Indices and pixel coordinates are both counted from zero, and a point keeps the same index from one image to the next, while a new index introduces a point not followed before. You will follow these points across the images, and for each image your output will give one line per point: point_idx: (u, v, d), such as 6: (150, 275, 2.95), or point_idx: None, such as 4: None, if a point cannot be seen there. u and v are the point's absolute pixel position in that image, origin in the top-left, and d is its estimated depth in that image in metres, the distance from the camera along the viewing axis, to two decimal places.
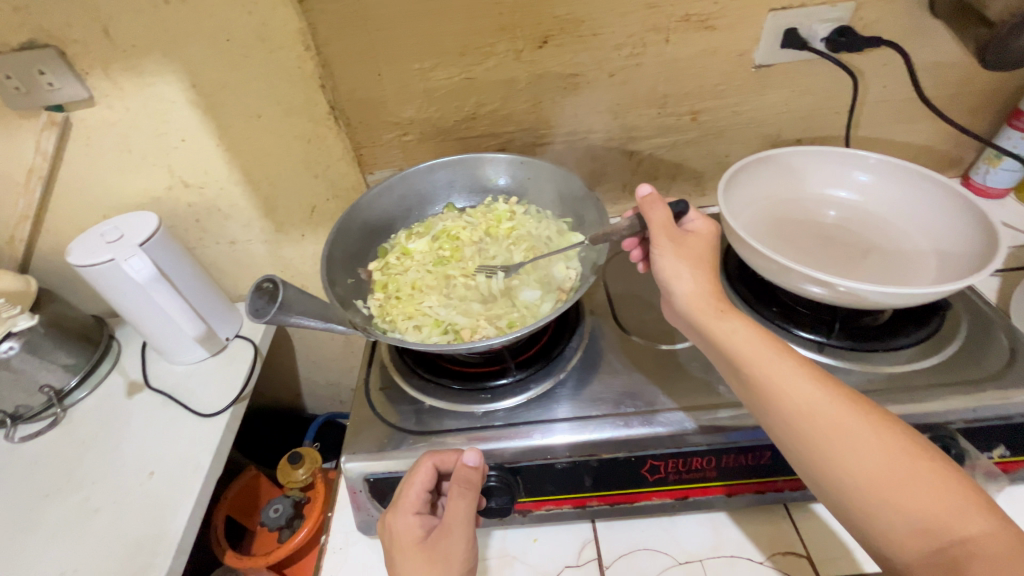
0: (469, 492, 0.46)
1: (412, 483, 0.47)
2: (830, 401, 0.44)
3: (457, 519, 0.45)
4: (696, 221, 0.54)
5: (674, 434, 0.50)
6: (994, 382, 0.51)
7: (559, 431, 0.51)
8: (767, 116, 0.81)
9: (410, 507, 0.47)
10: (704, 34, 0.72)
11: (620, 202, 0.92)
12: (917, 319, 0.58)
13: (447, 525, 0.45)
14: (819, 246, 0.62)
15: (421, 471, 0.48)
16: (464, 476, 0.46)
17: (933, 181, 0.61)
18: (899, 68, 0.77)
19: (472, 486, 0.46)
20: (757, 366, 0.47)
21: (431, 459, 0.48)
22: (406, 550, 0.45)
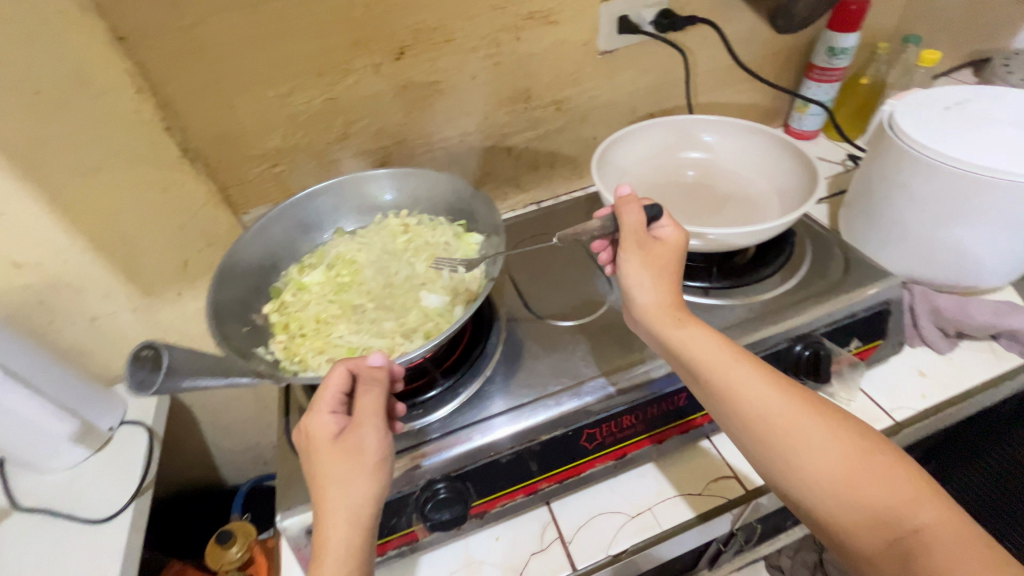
0: (377, 388, 0.45)
1: (322, 384, 0.46)
2: (789, 407, 0.46)
3: (365, 415, 0.44)
4: (668, 228, 0.54)
5: (604, 398, 0.54)
6: (839, 288, 0.61)
7: (494, 429, 0.52)
8: (620, 97, 0.89)
9: (326, 407, 0.45)
10: (549, 29, 0.77)
11: (509, 197, 0.95)
12: (773, 251, 0.67)
13: (356, 422, 0.44)
14: (686, 203, 0.70)
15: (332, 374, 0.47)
16: (370, 375, 0.45)
17: (762, 131, 0.71)
18: (716, 41, 0.88)
19: (379, 383, 0.46)
20: (721, 377, 0.49)
21: (341, 361, 0.47)
22: (320, 446, 0.44)
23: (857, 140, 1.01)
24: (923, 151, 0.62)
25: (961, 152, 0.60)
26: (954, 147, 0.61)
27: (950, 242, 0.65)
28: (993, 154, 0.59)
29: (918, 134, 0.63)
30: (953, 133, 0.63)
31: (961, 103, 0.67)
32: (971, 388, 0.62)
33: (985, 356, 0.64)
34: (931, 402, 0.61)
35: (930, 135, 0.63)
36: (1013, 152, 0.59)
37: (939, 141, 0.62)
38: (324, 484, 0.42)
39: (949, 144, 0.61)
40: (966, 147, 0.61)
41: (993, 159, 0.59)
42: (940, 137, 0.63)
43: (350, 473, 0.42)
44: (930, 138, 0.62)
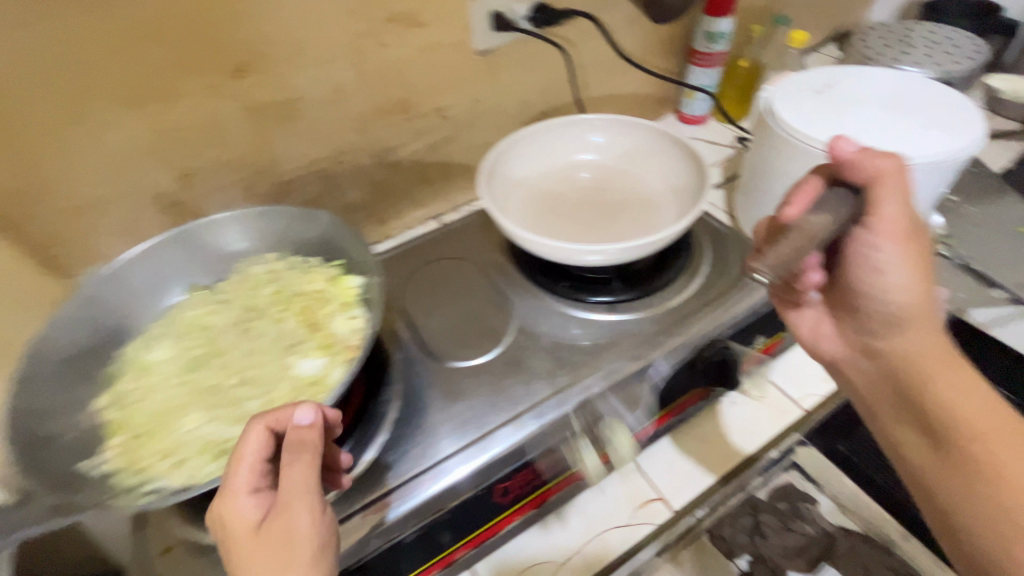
0: (304, 455, 0.37)
1: (240, 456, 0.38)
2: (988, 409, 0.42)
3: (293, 491, 0.36)
4: (896, 209, 0.47)
5: (544, 430, 0.50)
6: (739, 287, 0.60)
7: (452, 470, 0.47)
8: (506, 97, 0.84)
9: (241, 489, 0.37)
10: (417, 32, 0.69)
11: (404, 215, 0.87)
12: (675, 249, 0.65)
13: (284, 501, 0.36)
14: (583, 212, 0.66)
15: (252, 436, 0.38)
16: (291, 440, 0.37)
17: (647, 127, 0.69)
18: (598, 32, 0.85)
19: (307, 448, 0.37)
20: (928, 383, 0.46)
21: (260, 421, 0.39)
22: (239, 541, 0.36)
23: (743, 120, 1.03)
24: (801, 138, 0.62)
25: (836, 139, 0.61)
26: (829, 134, 0.62)
27: None
28: (864, 138, 0.61)
29: (796, 122, 0.64)
30: (827, 117, 0.64)
31: (831, 83, 0.69)
32: None
33: None
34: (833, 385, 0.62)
35: (807, 122, 0.64)
36: (880, 134, 0.61)
37: (816, 128, 0.63)
38: None
39: (825, 131, 0.62)
40: (839, 133, 0.62)
41: (864, 143, 0.60)
42: (816, 124, 0.63)
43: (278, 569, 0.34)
44: (807, 125, 0.63)
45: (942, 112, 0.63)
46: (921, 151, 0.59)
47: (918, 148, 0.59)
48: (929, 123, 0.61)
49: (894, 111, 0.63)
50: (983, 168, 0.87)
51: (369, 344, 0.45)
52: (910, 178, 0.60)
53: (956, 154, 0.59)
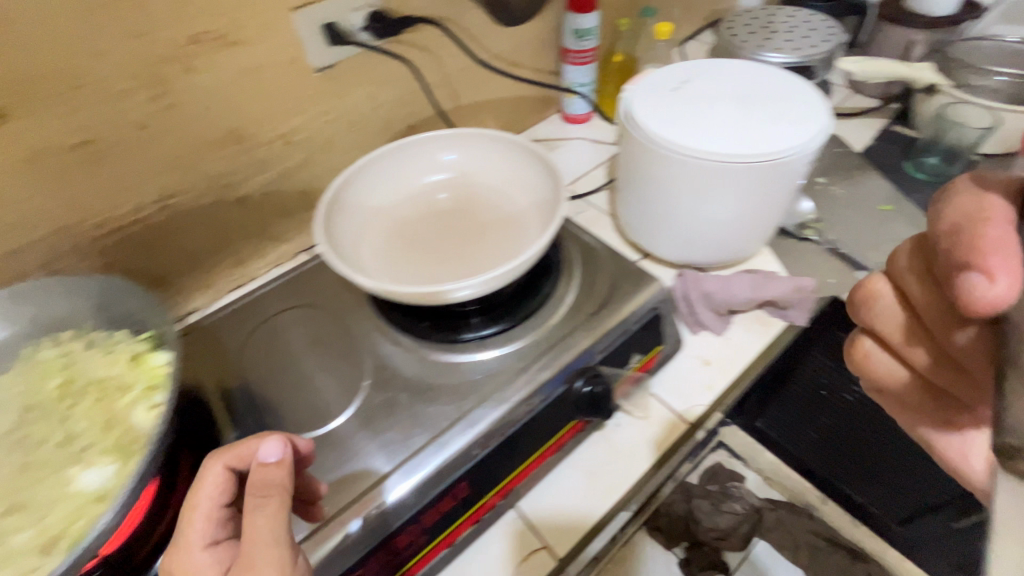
0: (270, 497, 0.39)
1: (194, 504, 0.40)
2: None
3: (257, 540, 0.37)
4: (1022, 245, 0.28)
5: (396, 504, 0.44)
6: (608, 303, 0.57)
7: (390, 489, 0.45)
8: (363, 115, 0.77)
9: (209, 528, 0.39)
10: (233, 51, 0.61)
11: (268, 252, 0.78)
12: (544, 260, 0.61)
13: (245, 551, 0.37)
14: (445, 240, 0.60)
15: (209, 479, 0.41)
16: (253, 482, 0.39)
17: (496, 137, 0.64)
18: (456, 37, 0.79)
19: (274, 490, 0.39)
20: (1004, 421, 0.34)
21: (219, 462, 0.41)
22: None
23: None
24: (660, 142, 0.61)
25: (689, 141, 0.60)
26: (684, 136, 0.60)
27: (702, 221, 0.67)
28: (716, 138, 0.59)
29: (652, 126, 0.62)
30: (682, 118, 0.62)
31: (688, 78, 0.66)
32: (747, 364, 0.63)
33: (756, 326, 0.66)
34: (717, 392, 0.60)
35: (663, 124, 0.62)
36: (732, 132, 0.60)
37: (671, 131, 0.61)
38: None
39: (680, 133, 0.60)
40: (693, 134, 0.60)
41: (716, 144, 0.59)
42: (672, 126, 0.61)
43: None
44: (663, 127, 0.61)
45: (791, 103, 0.62)
46: (768, 149, 0.58)
47: (766, 145, 0.58)
48: (778, 116, 0.60)
49: (746, 106, 0.62)
50: (848, 147, 0.89)
51: (148, 458, 0.38)
52: (762, 175, 0.60)
53: (809, 140, 0.59)
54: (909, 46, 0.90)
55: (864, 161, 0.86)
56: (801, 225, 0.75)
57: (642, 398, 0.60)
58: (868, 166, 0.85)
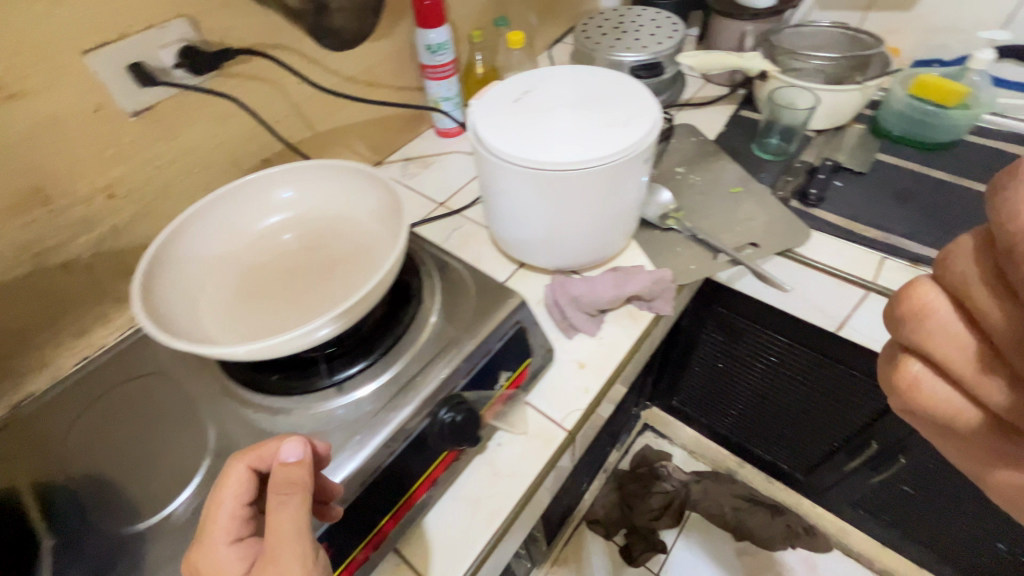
0: (293, 495, 0.39)
1: (219, 501, 0.40)
2: None
3: (280, 537, 0.37)
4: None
5: None
6: (466, 325, 0.56)
7: None
8: (203, 156, 0.71)
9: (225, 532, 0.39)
10: (13, 105, 0.53)
11: (113, 317, 0.71)
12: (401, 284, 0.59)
13: (270, 547, 0.37)
14: (294, 283, 0.57)
15: (232, 479, 0.40)
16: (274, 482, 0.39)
17: (328, 166, 0.61)
18: (298, 64, 0.75)
19: (296, 489, 0.39)
20: None
21: (242, 463, 0.41)
22: None
23: None
24: (506, 157, 0.60)
25: (531, 152, 0.60)
26: (525, 147, 0.60)
27: (564, 228, 0.67)
28: (556, 146, 0.60)
29: (494, 141, 0.61)
30: (523, 130, 0.62)
31: (529, 89, 0.67)
32: (620, 361, 0.64)
33: (626, 320, 0.68)
34: (593, 393, 0.61)
35: (505, 138, 0.61)
36: (571, 139, 0.60)
37: (512, 143, 0.61)
38: None
39: (521, 144, 0.60)
40: (534, 144, 0.60)
41: (556, 151, 0.59)
42: (514, 138, 0.61)
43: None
44: (505, 141, 0.61)
45: (624, 105, 0.63)
46: (605, 151, 0.59)
47: (603, 148, 0.59)
48: (612, 120, 0.62)
49: (582, 113, 0.63)
50: (702, 135, 0.94)
51: None
52: (605, 177, 0.61)
53: (646, 132, 0.61)
54: (743, 36, 0.98)
55: (716, 147, 0.91)
56: (663, 216, 0.79)
57: (520, 413, 0.59)
58: (719, 152, 0.90)
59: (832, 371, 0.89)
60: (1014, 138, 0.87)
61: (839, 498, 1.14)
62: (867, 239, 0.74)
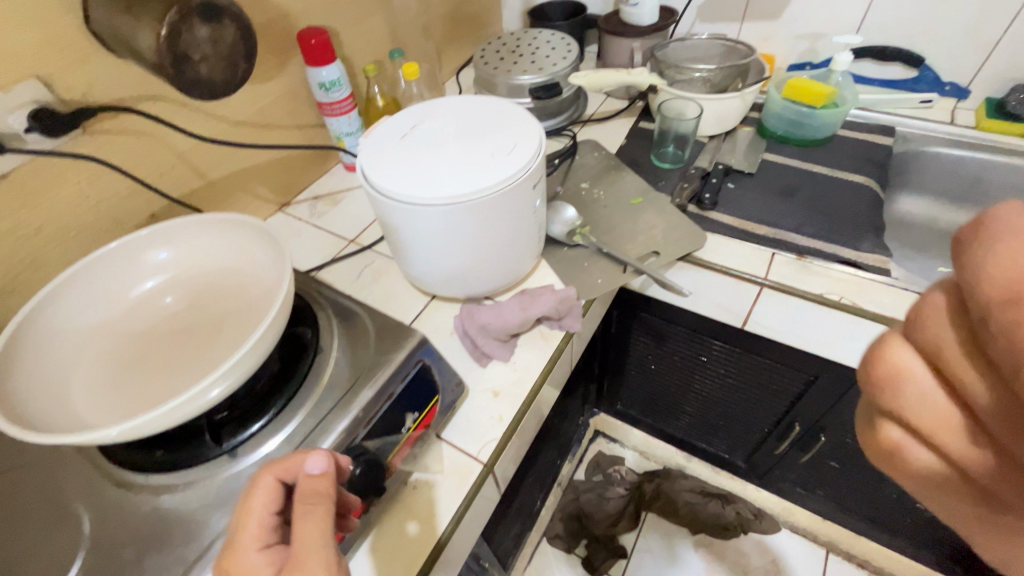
0: (319, 505, 0.41)
1: (247, 511, 0.41)
2: None
3: (307, 543, 0.39)
4: None
5: None
6: (363, 369, 0.55)
7: None
8: (77, 219, 0.67)
9: (252, 543, 0.40)
10: None
11: None
12: (298, 331, 0.58)
13: (296, 553, 0.38)
14: (180, 345, 0.54)
15: (260, 490, 0.41)
16: (305, 491, 0.41)
17: (205, 220, 0.59)
18: (178, 114, 0.72)
19: (323, 498, 0.41)
20: None
21: (270, 473, 0.42)
22: None
23: None
24: (393, 196, 0.59)
25: (415, 189, 0.59)
26: (410, 184, 0.59)
27: (465, 261, 0.66)
28: (441, 181, 0.59)
29: (379, 180, 0.60)
30: (408, 167, 0.61)
31: (415, 125, 0.67)
32: (534, 384, 0.64)
33: (537, 342, 0.68)
34: (508, 421, 0.61)
35: (390, 176, 0.60)
36: (456, 172, 0.60)
37: (398, 181, 0.60)
38: None
39: (406, 182, 0.60)
40: (420, 180, 0.60)
41: (440, 186, 0.59)
42: (399, 176, 0.60)
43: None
44: (389, 179, 0.60)
45: (508, 135, 0.64)
46: (489, 182, 0.59)
47: (487, 178, 0.59)
48: (496, 150, 0.62)
49: (467, 145, 0.63)
50: (604, 150, 0.98)
51: None
52: (495, 207, 0.61)
53: (533, 156, 0.62)
54: (632, 53, 1.03)
55: (618, 160, 0.95)
56: (569, 233, 0.80)
57: (433, 452, 0.58)
58: (621, 164, 0.94)
59: (748, 362, 0.93)
60: (880, 129, 0.95)
61: (782, 481, 1.18)
62: (758, 237, 0.79)
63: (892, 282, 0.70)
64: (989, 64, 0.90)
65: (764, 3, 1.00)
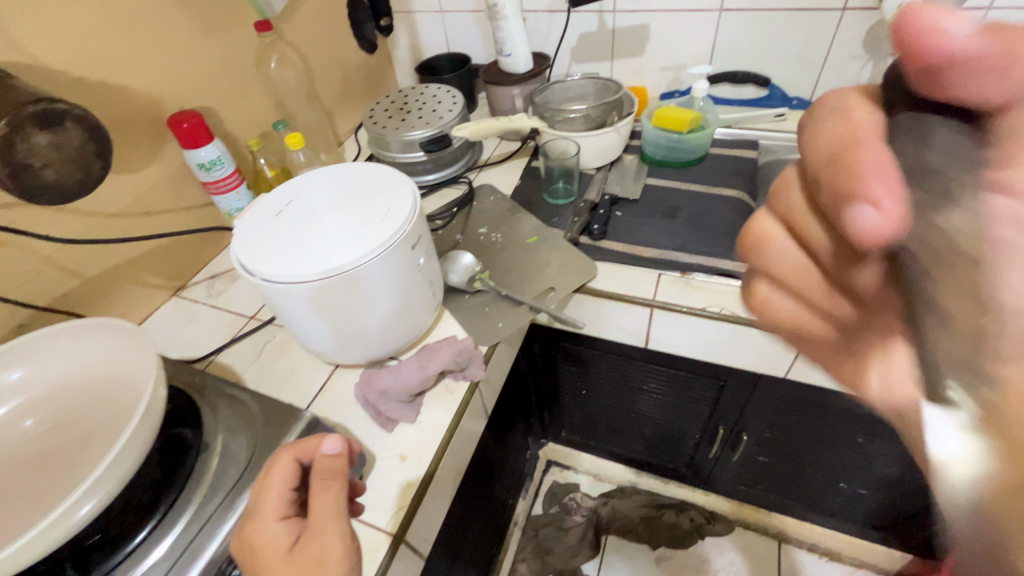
0: (333, 481, 0.46)
1: (268, 486, 0.46)
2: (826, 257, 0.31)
3: (324, 511, 0.43)
4: (878, 213, 0.23)
5: None
6: (251, 458, 0.54)
7: None
8: None
9: (273, 516, 0.44)
10: None
11: None
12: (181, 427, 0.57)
13: (314, 522, 0.43)
14: (46, 470, 0.50)
15: (280, 467, 0.47)
16: (321, 469, 0.46)
17: (60, 330, 0.56)
18: (42, 217, 0.69)
19: (335, 474, 0.46)
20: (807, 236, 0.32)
21: (290, 453, 0.47)
22: (271, 560, 0.42)
23: None
24: (270, 279, 0.58)
25: (287, 268, 0.58)
26: (281, 263, 0.59)
27: (358, 329, 0.66)
28: (314, 256, 0.59)
29: (251, 262, 0.60)
30: (281, 246, 0.61)
31: (291, 202, 0.67)
32: (442, 440, 0.64)
33: (443, 397, 0.69)
34: (417, 485, 0.60)
35: (261, 258, 0.60)
36: (329, 245, 0.60)
37: (269, 262, 0.59)
38: None
39: (279, 261, 0.59)
40: (292, 259, 0.59)
41: (312, 262, 0.58)
42: (272, 256, 0.60)
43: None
44: (266, 263, 0.59)
45: (383, 201, 0.65)
46: (361, 252, 0.59)
47: (359, 249, 0.59)
48: (371, 218, 0.63)
49: (343, 217, 0.64)
50: (500, 193, 1.01)
51: None
52: (373, 275, 0.61)
53: (408, 217, 0.63)
54: (514, 99, 1.08)
55: (513, 202, 0.98)
56: (469, 280, 0.82)
57: None
58: (517, 205, 0.97)
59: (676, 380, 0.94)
60: (745, 144, 1.04)
61: (726, 482, 1.21)
62: (646, 260, 0.83)
63: None
64: (824, 78, 1.01)
65: (627, 43, 1.09)
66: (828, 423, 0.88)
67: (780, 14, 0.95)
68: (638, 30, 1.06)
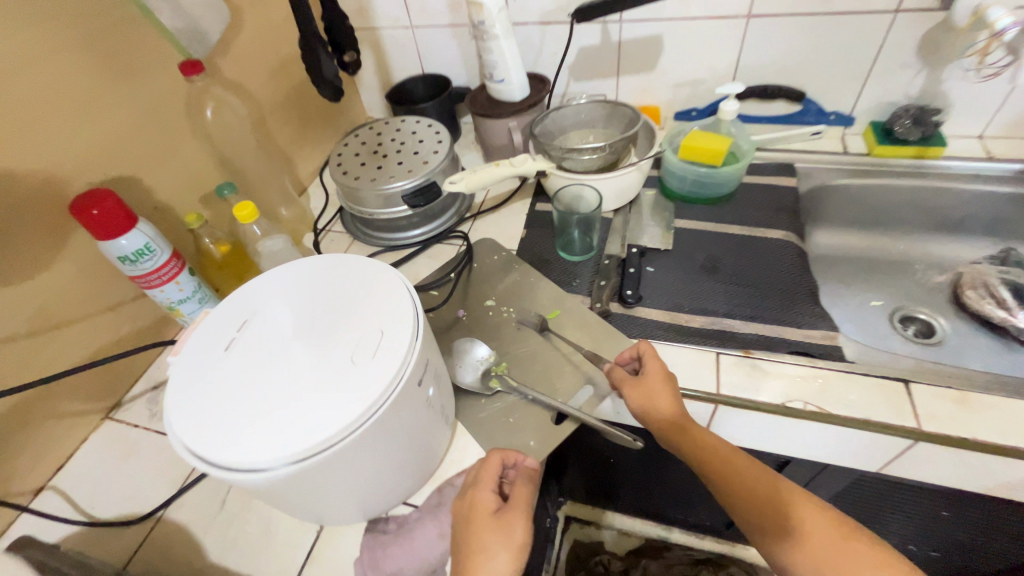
0: (532, 482, 0.53)
1: (489, 461, 0.54)
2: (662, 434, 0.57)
3: (524, 501, 0.51)
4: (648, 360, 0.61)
5: None
6: None
7: None
8: None
9: (489, 484, 0.52)
10: None
11: None
12: None
13: (515, 505, 0.51)
14: None
15: (495, 459, 0.54)
16: (534, 471, 0.54)
17: None
18: None
19: (532, 479, 0.53)
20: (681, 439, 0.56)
21: (502, 453, 0.55)
22: (481, 517, 0.50)
23: None
24: (225, 464, 0.41)
25: (241, 446, 0.41)
26: (233, 438, 0.42)
27: (348, 491, 0.49)
28: (281, 423, 0.42)
29: (187, 434, 0.42)
30: (233, 404, 0.44)
31: (245, 325, 0.50)
32: None
33: None
34: None
35: (203, 427, 0.43)
36: (302, 403, 0.43)
37: (215, 435, 0.42)
38: (481, 553, 0.47)
39: (229, 433, 0.42)
40: (248, 429, 0.42)
41: (278, 436, 0.42)
42: (219, 423, 0.43)
43: (496, 546, 0.47)
44: (217, 439, 0.42)
45: (373, 321, 0.48)
46: (348, 415, 0.42)
47: (345, 410, 0.43)
48: (358, 352, 0.46)
49: (319, 350, 0.47)
50: (504, 249, 0.84)
51: None
52: (366, 439, 0.44)
53: (412, 340, 0.47)
54: (510, 133, 0.91)
55: (522, 261, 0.82)
56: (484, 377, 0.67)
57: None
58: (526, 265, 0.81)
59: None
60: (780, 170, 0.90)
61: None
62: (695, 335, 0.69)
63: (850, 369, 0.62)
64: (867, 91, 0.87)
65: (636, 57, 0.92)
66: (909, 502, 0.76)
67: (820, 19, 0.81)
68: (648, 42, 0.90)
